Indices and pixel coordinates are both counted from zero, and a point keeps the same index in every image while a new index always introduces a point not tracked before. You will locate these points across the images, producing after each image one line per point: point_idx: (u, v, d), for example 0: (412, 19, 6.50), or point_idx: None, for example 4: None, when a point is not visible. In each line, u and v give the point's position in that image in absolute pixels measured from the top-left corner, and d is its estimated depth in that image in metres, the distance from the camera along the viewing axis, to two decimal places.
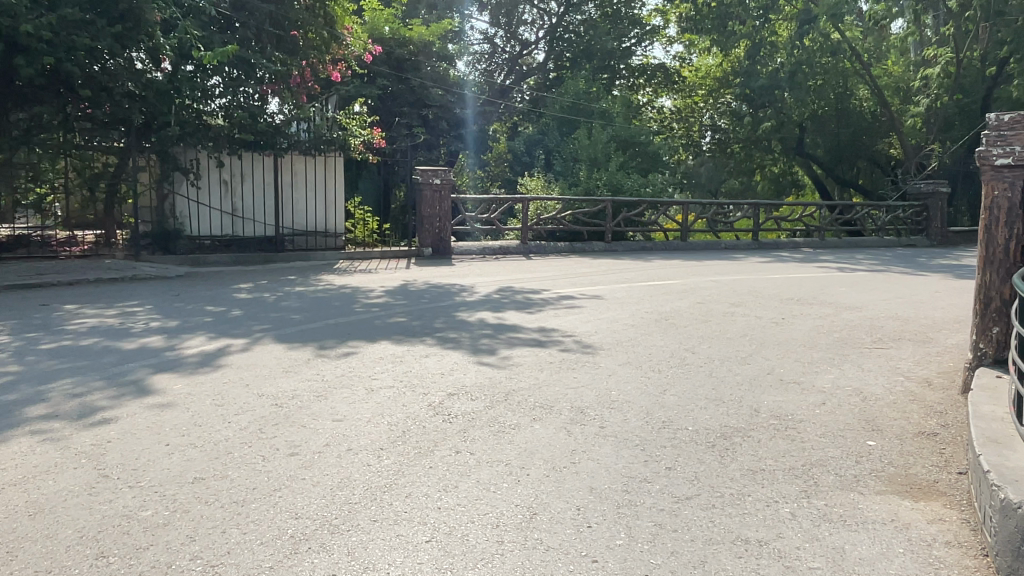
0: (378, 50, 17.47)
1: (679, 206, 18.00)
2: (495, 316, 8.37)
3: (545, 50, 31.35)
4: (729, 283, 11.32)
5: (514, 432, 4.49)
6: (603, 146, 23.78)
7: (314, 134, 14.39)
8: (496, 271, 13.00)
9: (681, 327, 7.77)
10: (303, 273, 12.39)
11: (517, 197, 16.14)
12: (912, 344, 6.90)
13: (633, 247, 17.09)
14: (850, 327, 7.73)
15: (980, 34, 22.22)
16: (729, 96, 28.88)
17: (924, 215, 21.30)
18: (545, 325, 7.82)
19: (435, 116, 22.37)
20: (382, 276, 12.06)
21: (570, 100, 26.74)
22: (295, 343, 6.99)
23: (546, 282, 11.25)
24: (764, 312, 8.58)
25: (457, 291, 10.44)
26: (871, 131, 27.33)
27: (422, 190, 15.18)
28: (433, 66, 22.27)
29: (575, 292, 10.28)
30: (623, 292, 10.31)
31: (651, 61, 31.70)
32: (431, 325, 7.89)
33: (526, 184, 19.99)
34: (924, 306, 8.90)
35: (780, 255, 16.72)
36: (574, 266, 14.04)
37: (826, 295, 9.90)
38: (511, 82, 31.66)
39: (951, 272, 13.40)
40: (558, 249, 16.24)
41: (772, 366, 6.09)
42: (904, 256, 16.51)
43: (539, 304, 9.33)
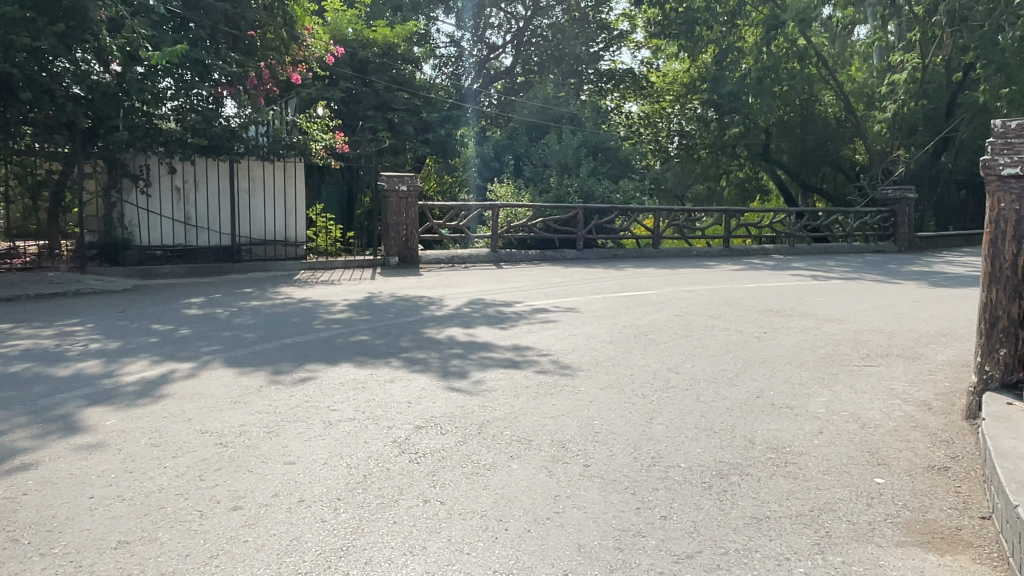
0: (341, 52, 16.89)
1: (650, 212, 17.74)
2: (465, 333, 7.90)
3: (512, 54, 31.01)
4: (706, 293, 10.98)
5: (489, 474, 4.02)
6: (573, 151, 23.53)
7: (272, 138, 13.86)
8: (465, 281, 12.52)
9: (662, 343, 7.36)
10: (261, 286, 11.79)
11: (486, 204, 15.69)
12: (904, 360, 6.59)
13: (605, 254, 16.76)
14: (836, 341, 7.40)
15: (945, 40, 22.44)
16: (697, 102, 28.95)
17: (892, 221, 21.36)
18: (518, 343, 7.37)
19: (402, 120, 21.56)
20: (345, 287, 11.52)
21: (540, 104, 26.44)
22: (247, 368, 6.43)
23: (518, 293, 10.80)
24: (745, 325, 8.23)
25: (424, 304, 9.94)
26: (837, 136, 27.45)
27: (387, 198, 14.67)
28: (398, 69, 21.77)
29: (548, 304, 9.86)
30: (598, 304, 9.92)
31: (619, 66, 31.59)
32: (397, 344, 7.38)
33: (495, 190, 19.57)
34: (907, 318, 8.66)
35: (752, 262, 16.53)
36: (546, 275, 13.61)
37: (805, 305, 9.61)
38: (478, 86, 31.21)
39: (925, 279, 13.29)
40: (529, 257, 15.82)
41: (761, 388, 5.69)
42: (875, 262, 16.45)
43: (511, 319, 8.88)
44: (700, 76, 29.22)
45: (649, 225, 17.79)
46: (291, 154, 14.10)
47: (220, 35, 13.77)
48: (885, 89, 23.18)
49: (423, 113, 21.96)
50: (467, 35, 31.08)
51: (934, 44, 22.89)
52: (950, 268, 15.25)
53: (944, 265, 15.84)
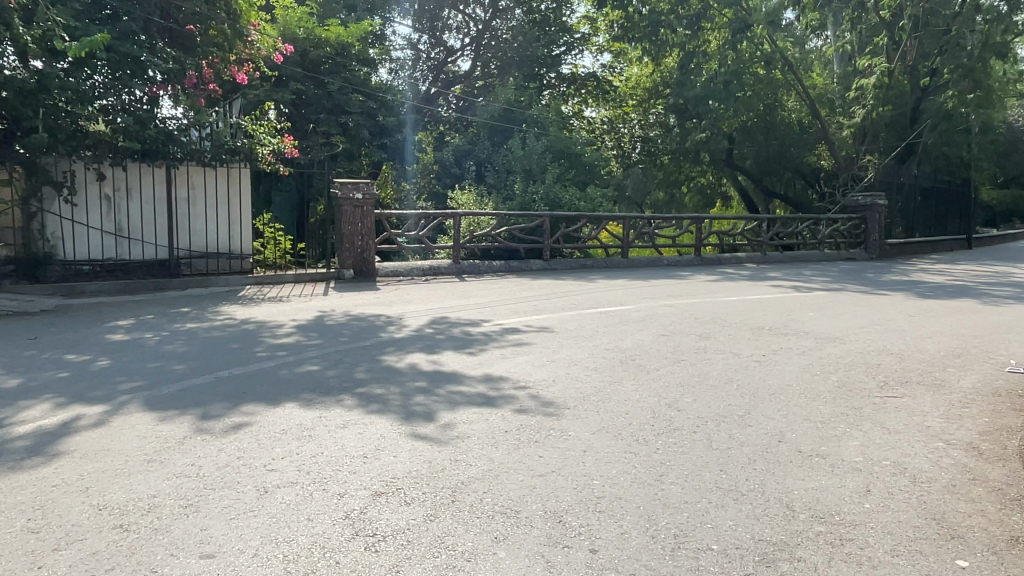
0: (290, 50, 15.81)
1: (618, 220, 16.94)
2: (429, 361, 6.93)
3: (471, 58, 30.10)
4: (688, 308, 10.19)
5: (472, 568, 3.11)
6: (539, 157, 22.69)
7: (214, 141, 12.52)
8: (427, 296, 11.54)
9: (654, 371, 6.51)
10: (200, 304, 10.63)
11: (448, 212, 14.73)
12: (926, 389, 5.85)
13: (573, 265, 15.94)
14: (845, 366, 6.65)
15: (909, 45, 22.45)
16: (661, 107, 28.55)
17: (862, 228, 21.02)
18: (491, 372, 6.44)
19: (356, 124, 20.62)
20: (295, 305, 10.44)
21: (502, 107, 25.54)
22: (168, 413, 5.36)
23: (486, 311, 9.86)
24: (741, 348, 7.45)
25: (382, 325, 8.94)
26: (800, 143, 27.20)
27: (341, 206, 13.60)
28: (352, 71, 20.73)
29: (519, 323, 8.97)
30: (573, 322, 9.05)
31: (581, 69, 30.88)
32: (351, 376, 6.38)
33: (456, 197, 18.62)
34: (910, 336, 7.99)
35: (726, 272, 15.89)
36: (514, 288, 12.69)
37: (797, 323, 8.89)
38: (436, 90, 30.10)
39: (908, 289, 12.76)
40: (493, 268, 14.89)
41: (782, 431, 4.86)
42: (851, 271, 15.96)
43: (479, 342, 7.94)
44: (663, 80, 28.89)
45: (617, 233, 16.96)
46: (235, 159, 12.93)
47: (154, 28, 12.61)
48: (854, 93, 23.02)
49: (378, 117, 21.27)
50: (423, 35, 30.09)
51: (897, 50, 22.99)
52: (928, 277, 14.82)
53: (919, 275, 15.45)
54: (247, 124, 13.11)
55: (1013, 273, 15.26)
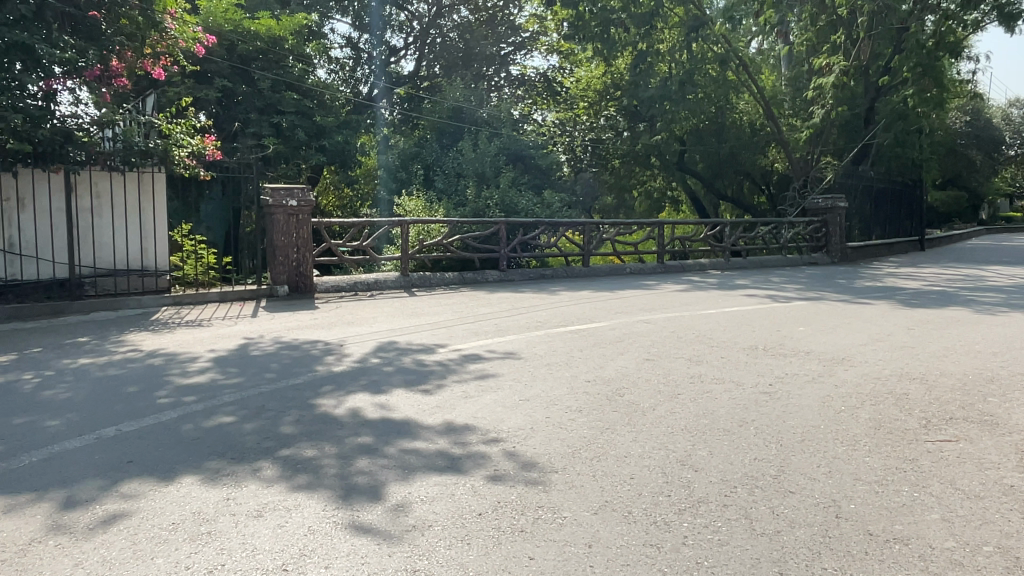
0: (213, 41, 14.21)
1: (578, 227, 15.84)
2: (374, 405, 5.65)
3: (415, 57, 28.94)
4: (665, 324, 9.11)
5: None
6: (492, 160, 21.49)
7: (123, 142, 11.05)
8: (373, 316, 10.19)
9: (651, 411, 5.37)
10: (104, 332, 9.09)
11: (393, 220, 13.38)
12: (980, 429, 4.85)
13: (532, 275, 14.79)
14: (870, 398, 5.65)
15: (864, 44, 22.12)
16: (615, 108, 27.72)
17: (823, 231, 20.48)
18: (453, 420, 5.20)
19: (291, 126, 18.88)
20: (218, 332, 9.01)
21: (451, 107, 24.40)
22: (19, 500, 3.97)
23: (440, 334, 8.61)
24: (741, 375, 6.39)
25: (319, 355, 7.61)
26: (752, 146, 26.80)
27: (272, 214, 12.13)
28: (287, 67, 19.21)
29: (480, 348, 7.76)
30: (543, 346, 7.87)
31: (530, 70, 29.95)
32: (274, 431, 5.08)
33: (404, 204, 17.31)
34: (925, 354, 7.07)
35: (692, 280, 14.99)
36: (470, 304, 11.43)
37: (793, 341, 7.90)
38: (378, 92, 28.78)
39: (890, 296, 12.01)
40: (445, 281, 13.62)
41: (836, 502, 3.77)
42: (822, 278, 15.23)
43: (434, 375, 6.69)
44: (615, 82, 28.09)
45: (577, 240, 15.89)
46: (148, 162, 11.34)
47: (50, 12, 10.93)
48: (814, 92, 22.46)
49: (315, 117, 19.30)
50: (363, 34, 28.58)
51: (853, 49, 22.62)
52: (901, 282, 14.19)
53: (891, 279, 14.82)
54: (161, 122, 11.54)
55: (987, 277, 14.73)
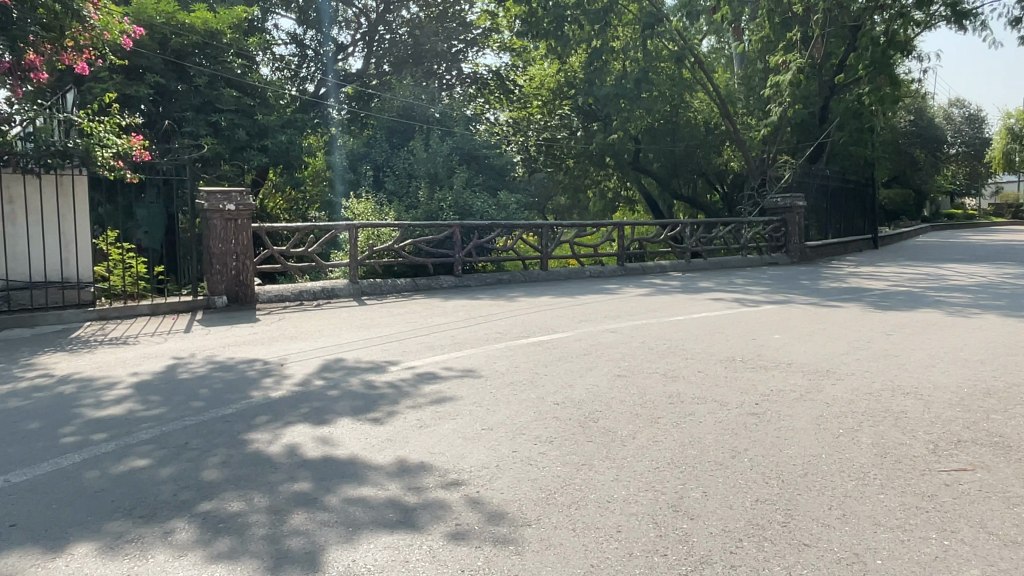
0: (144, 33, 13.05)
1: (535, 229, 15.24)
2: (316, 440, 4.93)
3: (364, 54, 28.06)
4: (633, 334, 8.54)
5: None
6: (444, 160, 20.75)
7: (37, 141, 10.07)
8: (319, 329, 9.40)
9: (631, 440, 4.79)
10: (12, 354, 8.11)
11: (340, 224, 12.55)
12: (995, 453, 4.36)
13: (488, 280, 14.15)
14: (868, 419, 5.14)
15: (819, 42, 22.04)
16: (570, 106, 27.13)
17: (781, 231, 20.32)
18: (407, 458, 4.51)
19: (231, 126, 17.99)
20: (145, 351, 8.12)
21: (401, 105, 23.65)
22: None
23: (391, 350, 7.88)
24: (723, 394, 5.86)
25: (256, 377, 6.82)
26: (706, 146, 26.52)
27: (208, 219, 11.20)
28: (226, 62, 18.40)
29: (436, 365, 7.07)
30: (505, 361, 7.22)
31: (482, 68, 29.35)
32: (195, 479, 4.32)
33: (352, 207, 16.46)
34: (912, 364, 6.63)
35: (654, 282, 14.54)
36: (424, 313, 10.71)
37: (770, 351, 7.42)
38: (326, 91, 27.80)
39: (858, 298, 11.69)
40: (397, 288, 12.86)
41: (860, 558, 3.22)
42: (785, 279, 14.92)
43: (385, 400, 5.98)
44: (569, 81, 27.67)
45: (534, 243, 15.29)
46: (67, 164, 10.38)
47: None
48: (770, 90, 22.33)
49: (255, 115, 18.47)
50: (308, 30, 27.57)
51: (808, 46, 22.49)
52: (865, 283, 13.94)
53: (854, 280, 14.58)
54: (82, 119, 10.52)
55: (947, 276, 14.60)
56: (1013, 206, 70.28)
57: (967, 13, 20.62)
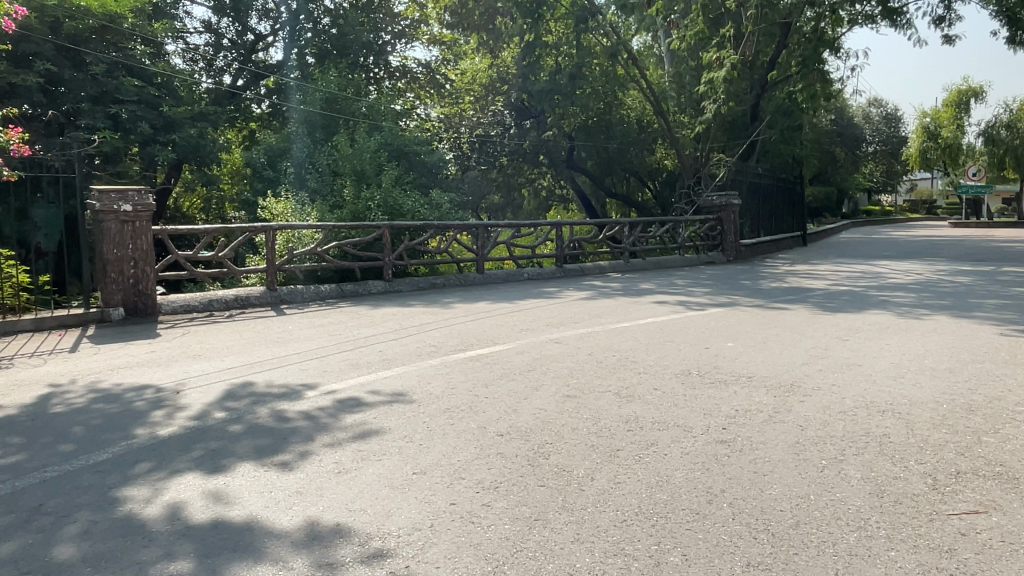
0: (26, 12, 11.46)
1: (470, 229, 14.44)
2: (207, 498, 4.03)
3: (284, 45, 26.81)
4: (577, 345, 7.86)
5: None
6: (371, 156, 19.38)
7: None
8: (228, 346, 8.38)
9: (590, 482, 4.06)
10: None
11: (257, 226, 11.47)
12: (1003, 489, 3.83)
13: (421, 285, 13.24)
14: (850, 444, 4.57)
15: (752, 39, 22.00)
16: (502, 103, 26.41)
17: (718, 229, 20.13)
18: (320, 519, 3.67)
19: (132, 118, 17.16)
20: (17, 377, 6.97)
21: (325, 98, 22.58)
22: None
23: (309, 371, 6.96)
24: (685, 417, 5.21)
25: (146, 409, 5.82)
26: (639, 143, 26.26)
27: (100, 222, 9.94)
28: (128, 49, 17.68)
29: (360, 389, 6.20)
30: (438, 381, 6.42)
31: (410, 61, 28.56)
32: (39, 562, 3.36)
33: (271, 207, 15.31)
34: (880, 376, 6.14)
35: (594, 284, 13.98)
36: (349, 323, 9.78)
37: (727, 362, 6.84)
38: (244, 83, 26.32)
39: (803, 299, 11.36)
40: (321, 296, 11.87)
41: None
42: (726, 279, 14.57)
43: (299, 434, 5.10)
44: (501, 76, 26.83)
45: (469, 243, 14.48)
46: None
47: None
48: (705, 87, 22.06)
49: (162, 107, 17.87)
50: (223, 18, 26.10)
51: (741, 42, 22.39)
52: (806, 283, 13.70)
53: (795, 279, 14.35)
54: None
55: (885, 275, 14.51)
56: (926, 202, 73.31)
57: (894, 12, 20.88)
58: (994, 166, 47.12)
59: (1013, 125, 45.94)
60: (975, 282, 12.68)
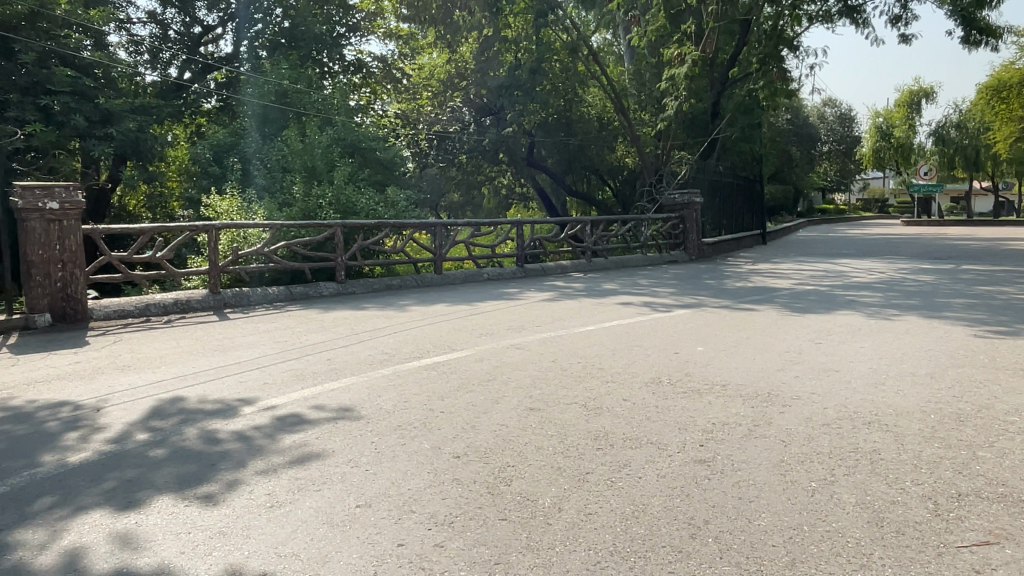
0: None
1: (427, 228, 13.88)
2: (112, 543, 3.45)
3: (233, 37, 25.97)
4: (539, 351, 7.39)
5: None
6: (323, 152, 18.68)
7: None
8: (162, 355, 7.71)
9: (557, 515, 3.59)
10: None
11: (198, 225, 10.77)
12: (1012, 517, 3.47)
13: (376, 287, 12.65)
14: (839, 463, 4.18)
15: (711, 35, 21.84)
16: (460, 99, 25.70)
17: (680, 228, 19.90)
18: (243, 568, 3.15)
19: (67, 109, 16.78)
20: None
21: (274, 91, 21.82)
22: None
23: (249, 384, 6.35)
24: (659, 432, 4.77)
25: (59, 431, 5.18)
26: (600, 141, 25.99)
27: (23, 221, 9.13)
28: (61, 37, 17.41)
29: (303, 404, 5.64)
30: (390, 394, 5.88)
31: (365, 55, 27.99)
32: None
33: (215, 205, 14.54)
34: (860, 383, 5.79)
35: (555, 284, 13.56)
36: (297, 328, 9.16)
37: (700, 369, 6.44)
38: (190, 77, 25.34)
39: (770, 300, 11.09)
40: (269, 299, 11.20)
41: None
42: (690, 279, 14.28)
43: (231, 459, 4.54)
44: (459, 71, 25.72)
45: (426, 243, 13.91)
46: None
47: None
48: (667, 84, 21.84)
49: (97, 100, 17.53)
50: (169, 8, 25.15)
51: (701, 39, 22.23)
52: (770, 282, 13.48)
53: (759, 278, 14.14)
54: None
55: (849, 273, 14.38)
56: (878, 202, 74.74)
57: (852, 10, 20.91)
58: (944, 165, 48.23)
59: (962, 124, 47.08)
60: (938, 281, 12.58)
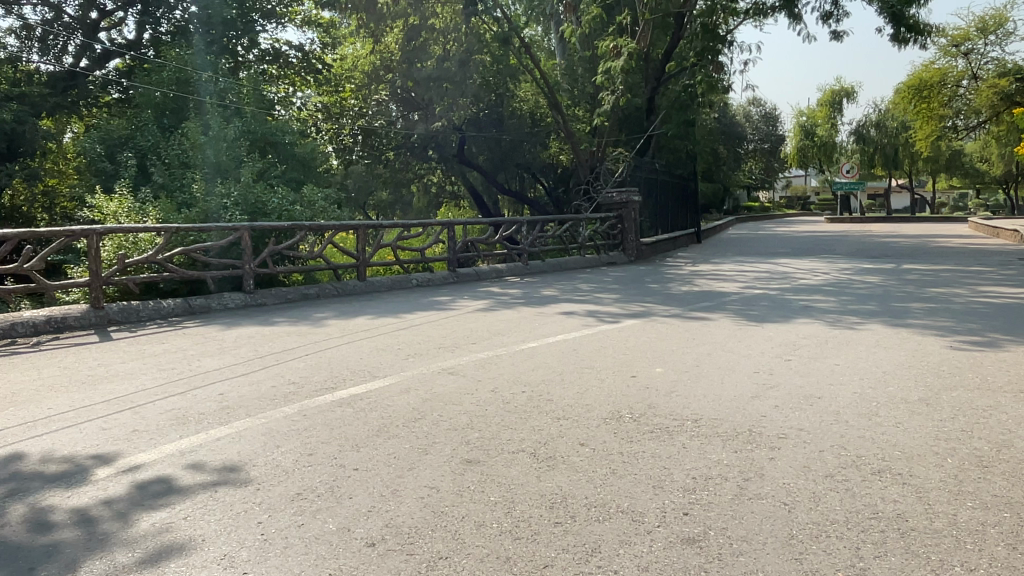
0: None
1: (351, 229, 12.60)
2: None
3: (136, 22, 24.05)
4: (475, 376, 6.32)
5: None
6: (230, 147, 17.40)
7: None
8: (13, 391, 6.28)
9: None
10: None
11: (75, 230, 9.23)
12: None
13: (290, 297, 11.36)
14: (867, 537, 3.28)
15: (646, 29, 21.25)
16: (384, 92, 24.30)
17: (618, 228, 19.18)
18: None
19: None
20: None
21: (171, 79, 20.21)
22: None
23: (116, 431, 5.06)
24: (633, 495, 3.78)
25: None
26: (533, 138, 25.19)
27: None
28: None
29: (178, 463, 4.41)
30: (292, 443, 4.72)
31: (281, 43, 26.51)
32: None
33: (102, 205, 12.87)
34: (853, 415, 4.96)
35: (490, 291, 12.55)
36: (190, 350, 7.83)
37: (664, 398, 5.50)
38: (87, 65, 23.25)
39: (721, 306, 10.34)
40: (163, 313, 9.80)
41: None
42: (632, 282, 13.48)
43: (62, 559, 3.32)
44: (385, 63, 24.18)
45: (349, 247, 12.60)
46: None
47: None
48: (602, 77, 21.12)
49: None
50: None
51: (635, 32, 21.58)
52: (717, 285, 12.80)
53: (704, 281, 13.48)
54: None
55: (795, 275, 13.88)
56: (800, 201, 76.64)
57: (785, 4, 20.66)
58: (865, 164, 49.49)
59: (881, 124, 48.45)
60: (886, 283, 12.11)
